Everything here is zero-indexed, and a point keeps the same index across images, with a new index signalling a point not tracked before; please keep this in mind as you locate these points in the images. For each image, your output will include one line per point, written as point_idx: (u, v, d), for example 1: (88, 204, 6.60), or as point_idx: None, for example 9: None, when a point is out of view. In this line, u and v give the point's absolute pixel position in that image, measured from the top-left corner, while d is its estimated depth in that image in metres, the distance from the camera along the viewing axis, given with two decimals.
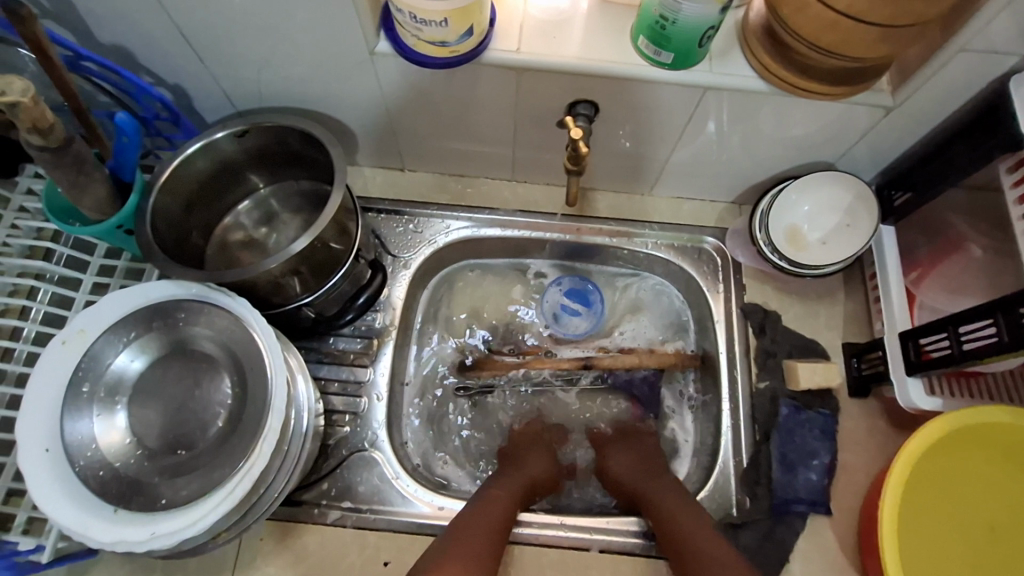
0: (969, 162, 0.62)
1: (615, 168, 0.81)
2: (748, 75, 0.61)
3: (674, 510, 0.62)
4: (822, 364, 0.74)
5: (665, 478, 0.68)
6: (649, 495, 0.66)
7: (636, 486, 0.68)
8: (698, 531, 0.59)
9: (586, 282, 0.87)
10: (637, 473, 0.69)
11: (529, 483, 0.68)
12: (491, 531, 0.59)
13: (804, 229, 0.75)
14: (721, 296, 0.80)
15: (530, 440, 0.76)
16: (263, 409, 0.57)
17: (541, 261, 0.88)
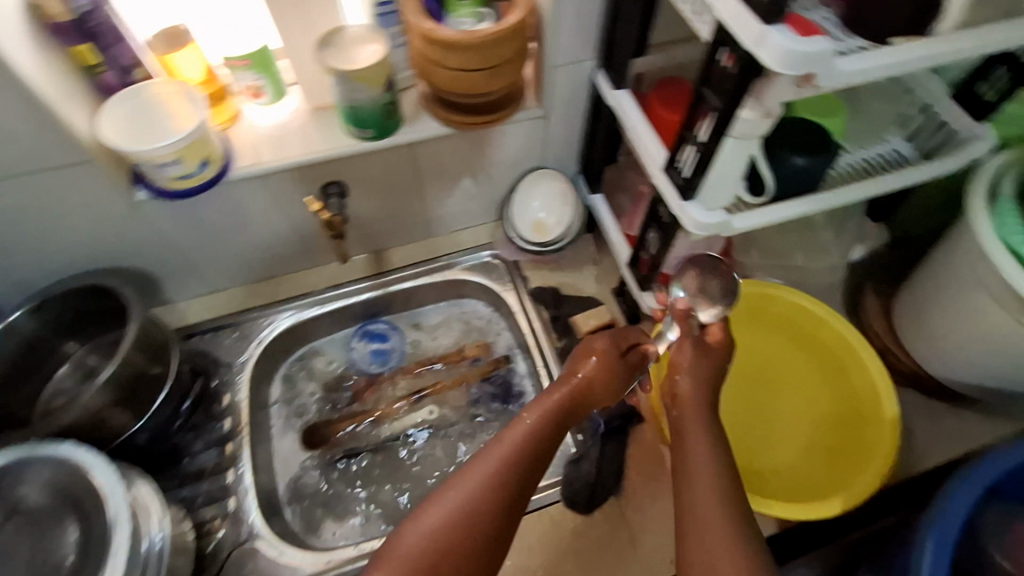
0: (607, 132, 0.86)
1: (392, 227, 0.98)
2: (437, 126, 0.83)
3: (702, 477, 0.53)
4: (593, 311, 0.93)
5: (712, 446, 0.55)
6: (676, 458, 0.56)
7: (689, 433, 0.57)
8: (713, 525, 0.50)
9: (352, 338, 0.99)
10: (693, 416, 0.57)
11: (572, 384, 0.61)
12: (520, 447, 0.57)
13: (545, 218, 0.96)
14: (511, 290, 0.99)
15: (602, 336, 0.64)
16: (106, 532, 0.61)
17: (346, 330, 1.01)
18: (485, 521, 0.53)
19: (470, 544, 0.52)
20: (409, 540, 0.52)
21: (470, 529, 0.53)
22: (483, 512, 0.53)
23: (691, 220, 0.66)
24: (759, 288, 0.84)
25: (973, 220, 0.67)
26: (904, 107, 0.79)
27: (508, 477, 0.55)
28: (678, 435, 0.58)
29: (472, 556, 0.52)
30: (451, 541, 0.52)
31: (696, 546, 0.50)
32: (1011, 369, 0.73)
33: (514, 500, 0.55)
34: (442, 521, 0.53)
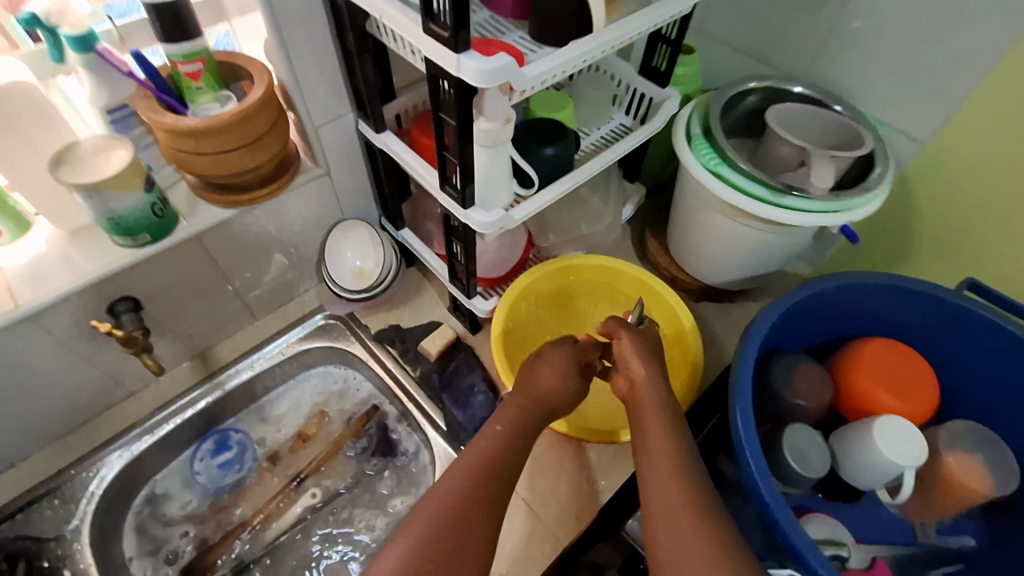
0: (389, 170, 0.93)
1: (211, 324, 0.94)
2: (218, 211, 0.82)
3: (662, 454, 0.65)
4: (436, 331, 0.97)
5: (666, 410, 0.69)
6: (641, 434, 0.69)
7: (655, 402, 0.70)
8: (674, 496, 0.61)
9: (195, 469, 0.92)
10: (649, 390, 0.71)
11: (530, 410, 0.72)
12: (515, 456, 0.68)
13: (362, 264, 0.97)
14: (356, 341, 1.01)
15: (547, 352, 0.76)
16: None
17: (181, 456, 0.94)
18: (454, 527, 0.59)
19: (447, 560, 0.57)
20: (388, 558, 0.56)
21: (441, 554, 0.57)
22: (461, 520, 0.60)
23: (475, 222, 0.75)
24: (555, 265, 0.96)
25: (681, 156, 0.86)
26: (613, 88, 0.98)
27: (475, 503, 0.61)
28: (638, 422, 0.70)
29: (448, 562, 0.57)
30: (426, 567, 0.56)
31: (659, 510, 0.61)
32: (750, 258, 0.93)
33: (479, 510, 0.61)
34: (418, 537, 0.58)
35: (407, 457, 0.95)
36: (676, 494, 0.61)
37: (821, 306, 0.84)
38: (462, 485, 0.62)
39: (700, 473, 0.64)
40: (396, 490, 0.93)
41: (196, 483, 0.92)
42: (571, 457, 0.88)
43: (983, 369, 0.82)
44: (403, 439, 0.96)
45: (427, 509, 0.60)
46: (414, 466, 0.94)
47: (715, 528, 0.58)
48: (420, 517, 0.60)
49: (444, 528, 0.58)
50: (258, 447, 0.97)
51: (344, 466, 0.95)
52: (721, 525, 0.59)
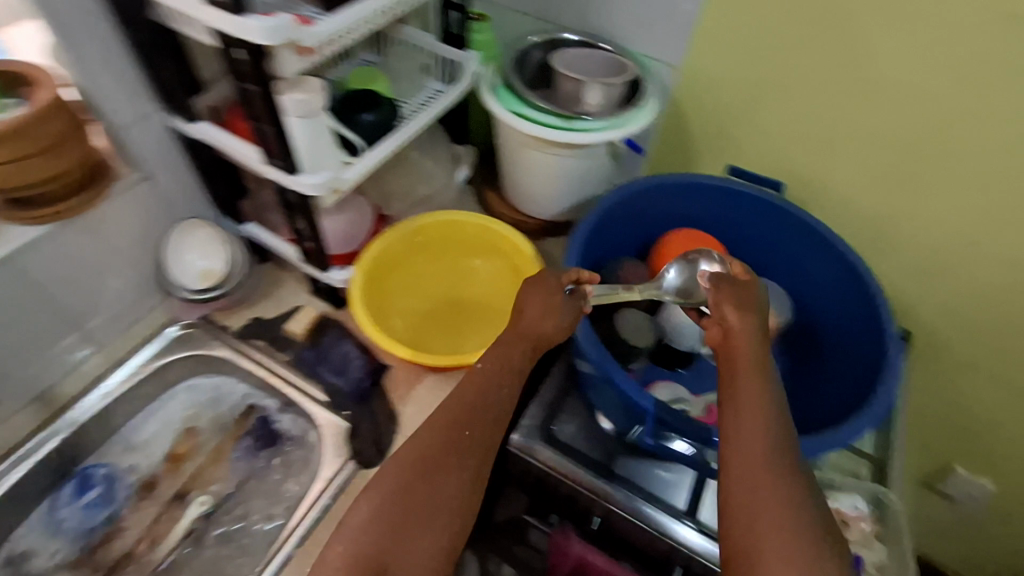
0: (215, 165, 0.93)
1: (48, 358, 0.88)
2: (28, 231, 0.78)
3: (749, 410, 0.62)
4: (300, 314, 1.00)
5: (763, 368, 0.65)
6: (729, 386, 0.65)
7: (756, 355, 0.66)
8: (759, 460, 0.58)
9: (55, 513, 0.86)
10: (745, 340, 0.67)
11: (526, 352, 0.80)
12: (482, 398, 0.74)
13: (209, 263, 0.96)
14: (219, 344, 0.99)
15: (529, 291, 0.81)
16: None
17: (41, 506, 0.86)
18: (429, 468, 0.68)
19: (435, 465, 0.68)
20: (379, 484, 0.67)
21: (435, 456, 0.69)
22: (441, 463, 0.69)
23: (305, 187, 0.80)
24: (406, 227, 1.01)
25: (488, 105, 0.97)
26: (421, 60, 1.08)
27: (467, 422, 0.72)
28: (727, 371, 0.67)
29: (426, 500, 0.67)
30: (425, 462, 0.68)
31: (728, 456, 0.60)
32: (571, 187, 1.06)
33: (455, 450, 0.70)
34: (395, 469, 0.68)
35: (296, 441, 0.96)
36: (750, 452, 0.58)
37: (629, 208, 0.98)
38: (462, 405, 0.73)
39: (781, 423, 0.61)
40: (291, 474, 0.93)
41: (60, 528, 0.86)
42: (453, 392, 0.95)
43: (754, 234, 1.01)
44: (287, 425, 0.97)
45: (409, 448, 0.70)
46: (303, 446, 0.96)
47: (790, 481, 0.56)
48: (407, 453, 0.69)
49: (439, 438, 0.70)
50: (129, 475, 0.92)
51: (230, 467, 0.94)
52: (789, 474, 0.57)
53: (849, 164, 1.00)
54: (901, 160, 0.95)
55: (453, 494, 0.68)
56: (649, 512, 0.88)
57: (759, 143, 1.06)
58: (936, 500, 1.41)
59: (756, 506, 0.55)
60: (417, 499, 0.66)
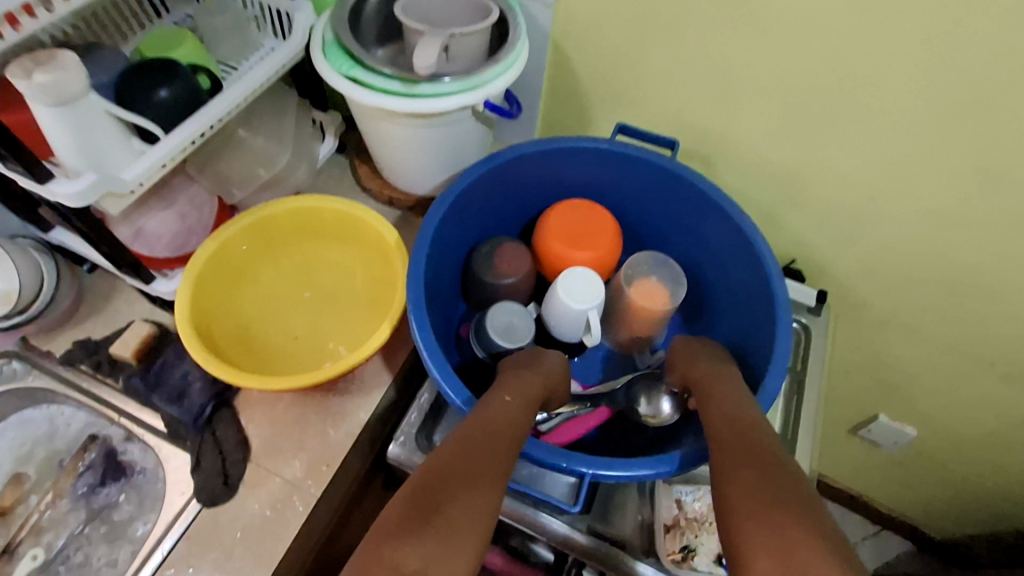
0: None
1: None
2: None
3: (735, 430, 0.60)
4: (128, 332, 0.85)
5: (740, 404, 0.64)
6: (716, 415, 0.63)
7: (731, 397, 0.66)
8: (763, 476, 0.52)
9: None
10: (724, 378, 0.69)
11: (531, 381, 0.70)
12: (510, 432, 0.62)
13: (4, 286, 0.79)
14: (40, 373, 0.86)
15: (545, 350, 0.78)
16: None
17: None
18: (463, 490, 0.53)
19: (468, 472, 0.55)
20: (394, 517, 0.50)
21: (471, 463, 0.56)
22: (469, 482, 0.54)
23: (60, 194, 0.65)
24: (244, 220, 0.85)
25: (318, 67, 0.80)
26: (246, 12, 0.88)
27: (513, 435, 0.62)
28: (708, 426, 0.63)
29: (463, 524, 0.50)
30: (467, 465, 0.56)
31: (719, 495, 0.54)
32: (441, 159, 0.91)
33: (480, 469, 0.56)
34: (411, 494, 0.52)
35: (142, 474, 0.85)
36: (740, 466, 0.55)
37: (493, 183, 0.86)
38: (507, 416, 0.64)
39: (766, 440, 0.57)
40: (138, 514, 0.82)
41: None
42: (314, 408, 0.85)
43: (638, 201, 0.92)
44: (134, 455, 0.86)
45: (440, 469, 0.55)
46: (149, 481, 0.84)
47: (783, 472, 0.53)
48: (425, 478, 0.54)
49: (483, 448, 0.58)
50: None
51: (69, 509, 0.84)
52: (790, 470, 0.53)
53: (749, 113, 0.86)
54: (803, 106, 0.82)
55: (486, 509, 0.53)
56: (553, 526, 0.79)
57: (650, 90, 0.91)
58: (868, 449, 1.38)
59: (749, 505, 0.50)
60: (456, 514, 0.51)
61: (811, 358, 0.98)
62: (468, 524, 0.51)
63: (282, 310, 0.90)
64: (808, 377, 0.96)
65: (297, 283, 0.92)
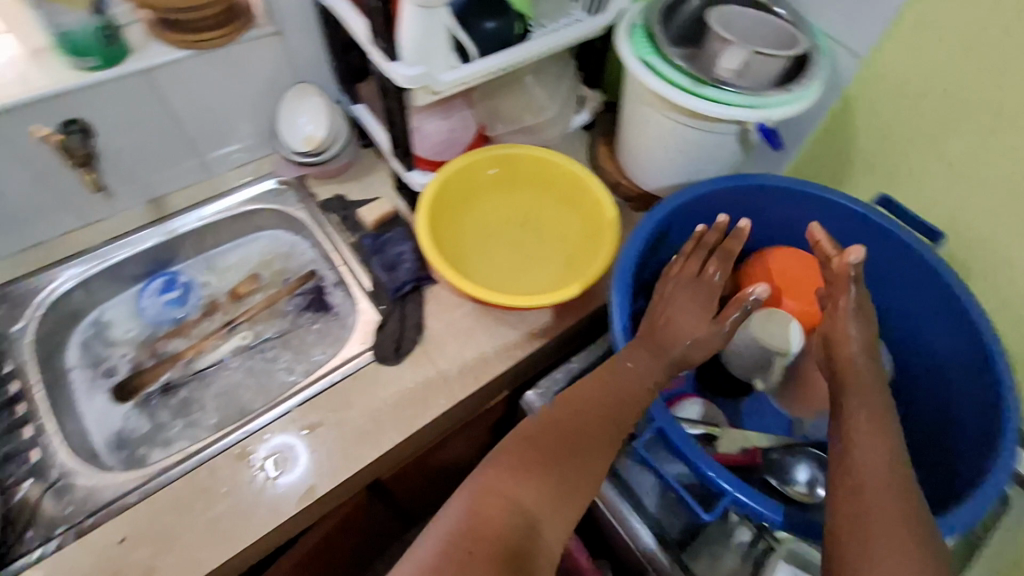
0: (344, 38, 0.96)
1: (163, 167, 0.98)
2: (169, 51, 0.86)
3: (879, 453, 0.59)
4: (376, 202, 1.02)
5: (879, 423, 0.62)
6: (863, 424, 0.62)
7: (870, 413, 0.63)
8: (894, 520, 0.54)
9: (138, 299, 0.99)
10: (871, 375, 0.67)
11: (663, 342, 0.76)
12: (617, 406, 0.70)
13: (314, 130, 1.01)
14: (302, 207, 1.05)
15: (677, 296, 0.80)
16: None
17: (127, 290, 1.00)
18: (553, 467, 0.63)
19: (566, 448, 0.65)
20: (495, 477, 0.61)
21: (579, 427, 0.67)
22: (561, 458, 0.64)
23: (397, 76, 0.81)
24: (492, 153, 0.97)
25: (617, 45, 0.87)
26: None
27: (616, 406, 0.70)
28: (838, 444, 0.62)
29: (549, 495, 0.62)
30: (564, 433, 0.67)
31: (842, 513, 0.57)
32: (684, 163, 0.94)
33: (573, 447, 0.66)
34: (511, 462, 0.63)
35: (337, 315, 1.01)
36: (874, 501, 0.56)
37: (731, 201, 0.88)
38: (605, 390, 0.71)
39: (903, 474, 0.58)
40: (321, 344, 0.98)
41: (133, 314, 0.99)
42: (483, 330, 0.92)
43: (869, 274, 0.88)
44: (334, 297, 1.02)
45: (539, 439, 0.65)
46: (341, 321, 1.00)
47: (915, 516, 0.55)
48: (529, 444, 0.65)
49: (577, 418, 0.68)
50: (201, 290, 1.03)
51: (276, 315, 1.01)
52: (919, 513, 0.55)
53: None
54: None
55: (575, 495, 0.63)
56: (642, 536, 0.78)
57: (937, 179, 0.84)
58: None
59: (874, 555, 0.53)
60: (551, 473, 0.63)
61: (999, 532, 0.84)
62: (568, 486, 0.63)
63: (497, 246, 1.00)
64: (983, 542, 0.83)
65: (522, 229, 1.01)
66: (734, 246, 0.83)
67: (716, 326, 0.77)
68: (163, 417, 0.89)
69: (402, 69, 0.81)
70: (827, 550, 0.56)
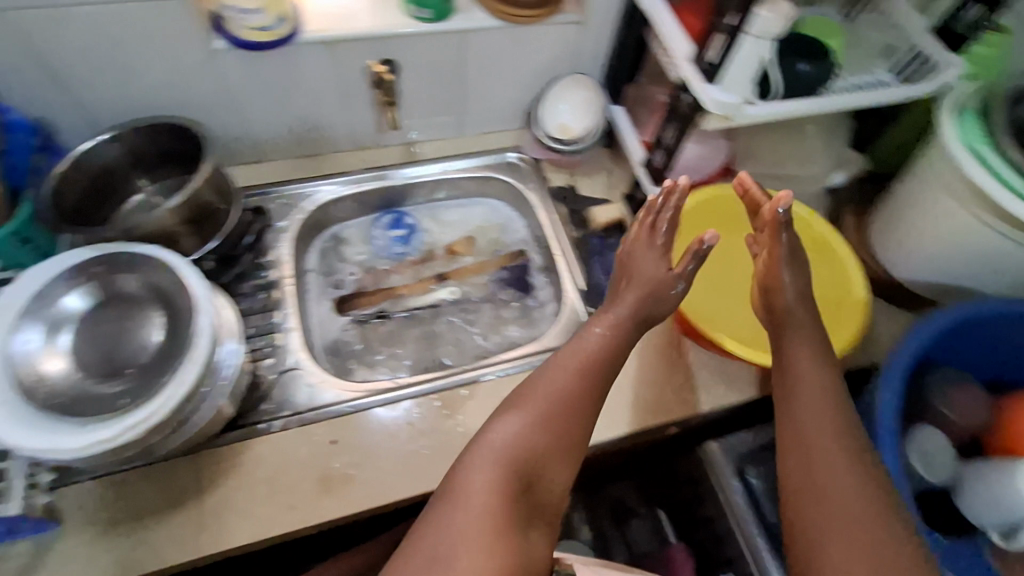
0: (637, 43, 0.97)
1: (430, 117, 1.05)
2: (485, 17, 0.91)
3: (828, 431, 0.63)
4: (608, 205, 1.04)
5: (821, 368, 0.68)
6: (813, 406, 0.65)
7: (841, 423, 0.64)
8: (858, 499, 0.59)
9: (370, 228, 1.09)
10: (810, 367, 0.68)
11: (635, 305, 0.74)
12: (582, 381, 0.67)
13: (571, 122, 1.04)
14: (533, 188, 1.09)
15: (642, 261, 0.77)
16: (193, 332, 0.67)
17: (362, 218, 1.09)
18: (556, 426, 0.63)
19: (543, 413, 0.63)
20: (492, 442, 0.61)
21: (567, 386, 0.66)
22: (567, 415, 0.64)
23: (710, 100, 0.77)
24: (744, 191, 0.95)
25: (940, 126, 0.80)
26: (894, 41, 0.90)
27: (623, 365, 0.70)
28: (788, 398, 0.67)
29: (558, 445, 0.63)
30: (565, 407, 0.65)
31: (791, 444, 0.64)
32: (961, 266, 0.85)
33: (572, 406, 0.65)
34: (513, 435, 0.62)
35: (537, 300, 1.04)
36: (817, 442, 0.63)
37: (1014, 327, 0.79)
38: (572, 378, 0.67)
39: (875, 467, 0.61)
40: (517, 322, 1.02)
41: (364, 240, 1.08)
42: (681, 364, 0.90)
43: None
44: (537, 280, 1.06)
45: (534, 394, 0.65)
46: (540, 306, 1.03)
47: (896, 512, 0.58)
48: (531, 399, 0.65)
49: (556, 395, 0.65)
50: (424, 235, 1.10)
51: (482, 281, 1.06)
52: (881, 480, 0.60)
53: None
54: None
55: (564, 476, 0.63)
56: None
57: None
58: None
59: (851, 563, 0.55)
60: (556, 433, 0.63)
61: None
62: (557, 438, 0.63)
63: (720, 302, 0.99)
64: None
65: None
66: (762, 199, 0.78)
67: (675, 277, 0.76)
68: (371, 341, 0.98)
69: (714, 93, 0.77)
70: (800, 555, 0.59)
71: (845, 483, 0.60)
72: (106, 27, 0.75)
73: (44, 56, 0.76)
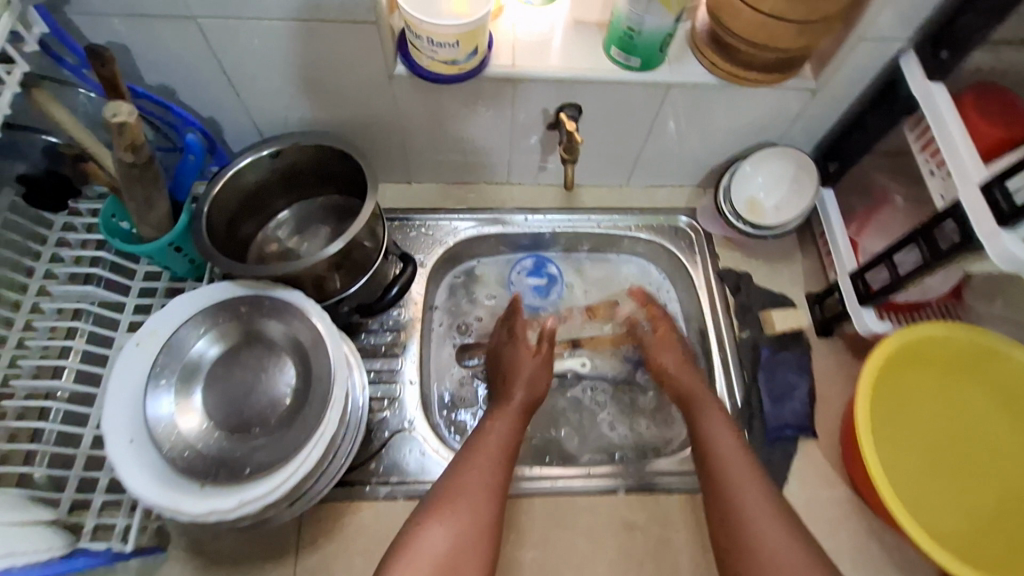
0: (882, 127, 0.77)
1: (598, 163, 0.93)
2: (700, 72, 0.75)
3: (773, 529, 0.63)
4: (792, 310, 0.87)
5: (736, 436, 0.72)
6: (743, 500, 0.66)
7: (764, 506, 0.65)
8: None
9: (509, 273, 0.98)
10: (738, 462, 0.69)
11: (521, 401, 0.78)
12: (501, 454, 0.72)
13: (761, 198, 0.88)
14: (699, 264, 0.93)
15: (507, 344, 0.85)
16: (324, 402, 0.62)
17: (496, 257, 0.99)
18: (484, 511, 0.66)
19: (467, 501, 0.66)
20: (418, 560, 0.61)
21: (488, 477, 0.69)
22: (480, 506, 0.67)
23: (999, 248, 0.58)
24: (983, 340, 0.75)
25: None
26: None
27: (511, 452, 0.73)
28: (728, 509, 0.66)
29: (484, 533, 0.65)
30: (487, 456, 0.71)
31: (727, 544, 0.65)
32: None
33: (490, 491, 0.68)
34: (444, 543, 0.63)
35: None
36: (770, 557, 0.61)
37: None
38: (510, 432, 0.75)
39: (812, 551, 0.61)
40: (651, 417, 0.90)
41: (499, 283, 0.97)
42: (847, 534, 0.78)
43: None
44: None
45: (450, 497, 0.66)
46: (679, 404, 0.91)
47: None
48: (444, 507, 0.66)
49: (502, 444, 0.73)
50: (564, 289, 0.98)
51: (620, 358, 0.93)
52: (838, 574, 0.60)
53: None
54: None
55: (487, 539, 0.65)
56: None
57: None
58: None
59: None
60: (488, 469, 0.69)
61: None
62: (469, 533, 0.64)
63: (922, 484, 0.80)
64: None
65: (952, 467, 0.79)
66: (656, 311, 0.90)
67: (540, 351, 0.84)
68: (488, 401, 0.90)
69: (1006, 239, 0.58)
70: None
71: (794, 560, 0.61)
72: (289, 43, 0.69)
73: (224, 63, 0.71)
